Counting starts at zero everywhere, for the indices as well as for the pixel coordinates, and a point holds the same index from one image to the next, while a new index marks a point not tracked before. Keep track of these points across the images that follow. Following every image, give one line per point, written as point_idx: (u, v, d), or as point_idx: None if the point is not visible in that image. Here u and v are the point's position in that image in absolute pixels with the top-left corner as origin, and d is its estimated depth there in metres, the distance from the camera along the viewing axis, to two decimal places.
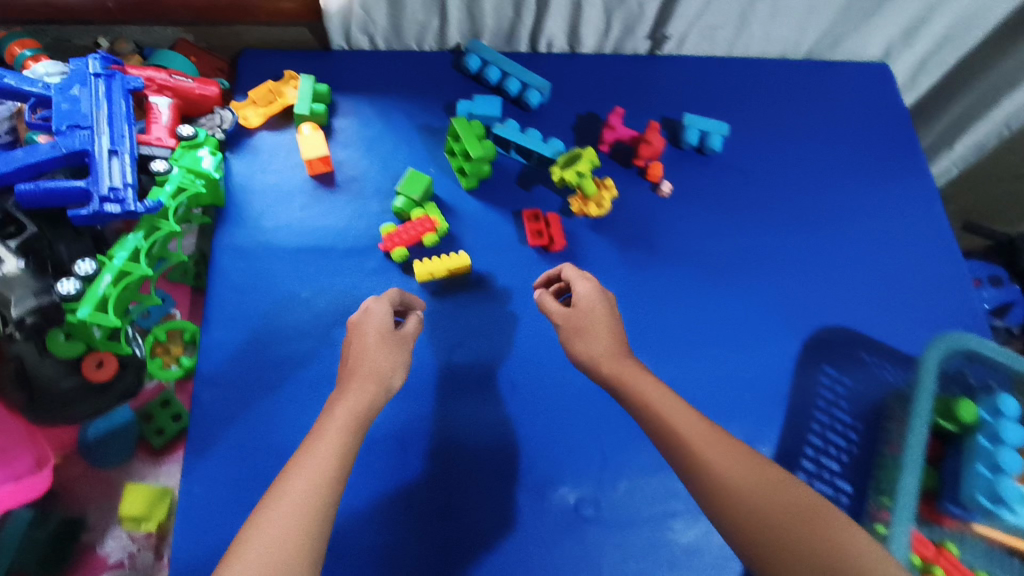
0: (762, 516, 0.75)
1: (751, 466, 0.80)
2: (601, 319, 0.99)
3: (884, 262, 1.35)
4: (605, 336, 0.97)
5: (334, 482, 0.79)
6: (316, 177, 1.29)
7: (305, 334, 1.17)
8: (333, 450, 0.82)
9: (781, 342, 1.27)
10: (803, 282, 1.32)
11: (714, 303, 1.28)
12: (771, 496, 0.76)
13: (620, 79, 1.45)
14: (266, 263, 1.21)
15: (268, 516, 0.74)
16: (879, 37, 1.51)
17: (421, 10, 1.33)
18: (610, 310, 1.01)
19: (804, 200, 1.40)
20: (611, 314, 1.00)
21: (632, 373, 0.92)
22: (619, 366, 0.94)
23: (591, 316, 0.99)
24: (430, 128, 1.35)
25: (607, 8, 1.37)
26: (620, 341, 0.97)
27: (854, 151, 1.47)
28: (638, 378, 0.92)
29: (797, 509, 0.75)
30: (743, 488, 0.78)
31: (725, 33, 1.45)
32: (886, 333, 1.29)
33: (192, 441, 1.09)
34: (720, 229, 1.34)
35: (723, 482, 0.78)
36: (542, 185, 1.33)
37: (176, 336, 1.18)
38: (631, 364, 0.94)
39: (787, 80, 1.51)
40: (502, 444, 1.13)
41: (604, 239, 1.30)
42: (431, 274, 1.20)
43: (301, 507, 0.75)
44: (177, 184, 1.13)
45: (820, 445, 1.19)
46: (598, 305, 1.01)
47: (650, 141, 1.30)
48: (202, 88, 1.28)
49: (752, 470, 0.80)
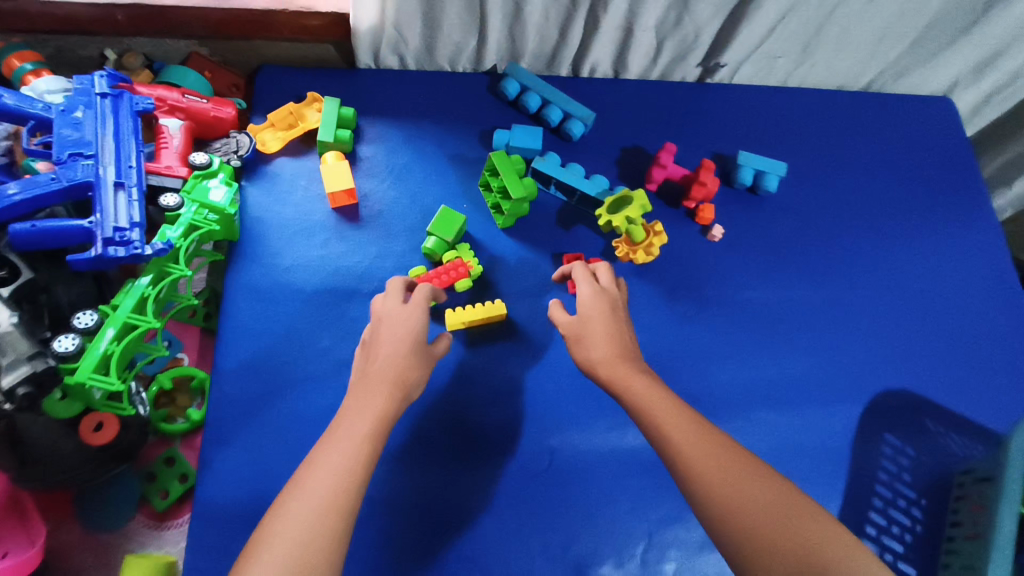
0: (737, 517, 0.74)
1: (733, 463, 0.79)
2: (599, 321, 0.97)
3: (949, 317, 1.25)
4: (605, 342, 0.95)
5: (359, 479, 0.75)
6: (340, 211, 1.18)
7: (325, 388, 1.05)
8: (355, 446, 0.77)
9: (841, 405, 1.17)
10: (863, 338, 1.22)
11: (767, 360, 1.18)
12: (752, 495, 0.76)
13: (667, 110, 1.36)
14: (284, 306, 1.10)
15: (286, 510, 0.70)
16: (945, 72, 1.43)
17: (459, 30, 1.23)
18: (610, 312, 0.99)
19: (864, 246, 1.30)
20: (613, 316, 0.98)
21: (625, 376, 0.90)
22: (616, 370, 0.91)
23: (591, 318, 0.97)
24: (463, 158, 1.25)
25: (660, 34, 1.29)
26: (622, 342, 0.95)
27: (916, 193, 1.37)
28: (629, 381, 0.90)
29: (776, 510, 0.75)
30: (724, 485, 0.77)
31: (785, 63, 1.38)
32: (951, 396, 1.19)
33: (198, 507, 0.97)
34: (774, 277, 1.25)
35: (701, 483, 0.77)
36: (584, 225, 1.23)
37: (182, 384, 1.08)
38: (628, 367, 0.91)
39: (841, 115, 1.42)
40: (539, 517, 1.02)
41: (651, 287, 1.20)
42: (463, 323, 1.10)
43: (326, 507, 0.71)
44: (189, 221, 1.02)
45: (883, 524, 1.10)
46: (596, 308, 0.98)
47: (704, 182, 1.21)
48: (218, 110, 1.18)
49: (728, 467, 0.78)
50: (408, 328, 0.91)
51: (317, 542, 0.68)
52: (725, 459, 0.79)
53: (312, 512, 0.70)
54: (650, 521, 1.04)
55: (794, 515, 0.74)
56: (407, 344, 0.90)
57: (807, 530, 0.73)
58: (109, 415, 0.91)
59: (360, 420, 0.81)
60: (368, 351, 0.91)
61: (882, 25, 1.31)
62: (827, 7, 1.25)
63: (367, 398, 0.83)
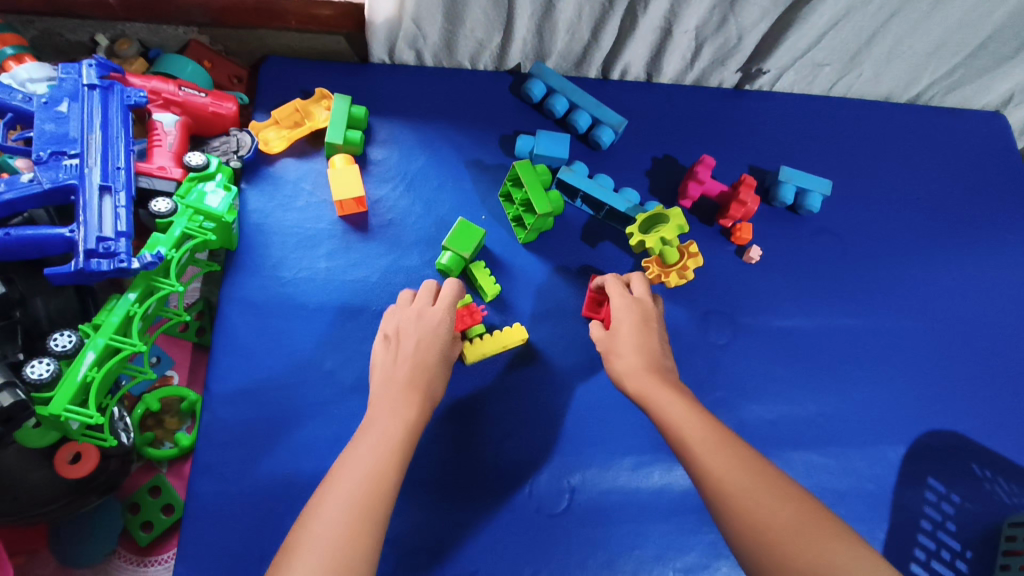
0: (762, 536, 0.64)
1: (759, 481, 0.68)
2: (627, 331, 0.87)
3: (1002, 352, 1.16)
4: (634, 352, 0.85)
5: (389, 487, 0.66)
6: (347, 219, 1.08)
7: (325, 415, 0.96)
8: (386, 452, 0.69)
9: (884, 445, 1.07)
10: (912, 373, 1.12)
11: (807, 395, 1.09)
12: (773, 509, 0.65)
13: (702, 118, 1.26)
14: (284, 322, 1.00)
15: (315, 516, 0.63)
16: (1002, 85, 1.33)
17: (482, 26, 1.14)
18: (643, 322, 0.89)
19: (912, 272, 1.20)
20: (645, 327, 0.88)
21: (649, 389, 0.80)
22: (644, 382, 0.81)
23: (621, 329, 0.88)
24: (482, 164, 1.15)
25: (699, 36, 1.19)
26: (654, 354, 0.85)
27: (967, 215, 1.27)
28: (656, 392, 0.79)
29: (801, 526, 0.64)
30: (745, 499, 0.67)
31: (831, 71, 1.28)
32: (1007, 441, 1.09)
33: (183, 544, 0.87)
34: (815, 303, 1.15)
35: (724, 498, 0.67)
36: (610, 242, 1.13)
37: (171, 405, 0.98)
38: (658, 377, 0.81)
39: (887, 128, 1.33)
40: (557, 564, 0.92)
41: (681, 311, 1.11)
42: (484, 355, 1.01)
43: (356, 512, 0.63)
44: (183, 230, 0.92)
45: None
46: (627, 318, 0.88)
47: (743, 200, 1.11)
48: (217, 105, 1.08)
49: (754, 479, 0.68)
50: (434, 332, 0.84)
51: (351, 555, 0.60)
52: (749, 476, 0.68)
53: (342, 519, 0.62)
54: (677, 571, 0.94)
55: (822, 539, 0.62)
56: (431, 350, 0.83)
57: (835, 554, 0.61)
58: (87, 446, 0.82)
59: (391, 425, 0.73)
60: (392, 348, 0.83)
61: (940, 35, 1.21)
62: (883, 14, 1.15)
63: (395, 405, 0.75)
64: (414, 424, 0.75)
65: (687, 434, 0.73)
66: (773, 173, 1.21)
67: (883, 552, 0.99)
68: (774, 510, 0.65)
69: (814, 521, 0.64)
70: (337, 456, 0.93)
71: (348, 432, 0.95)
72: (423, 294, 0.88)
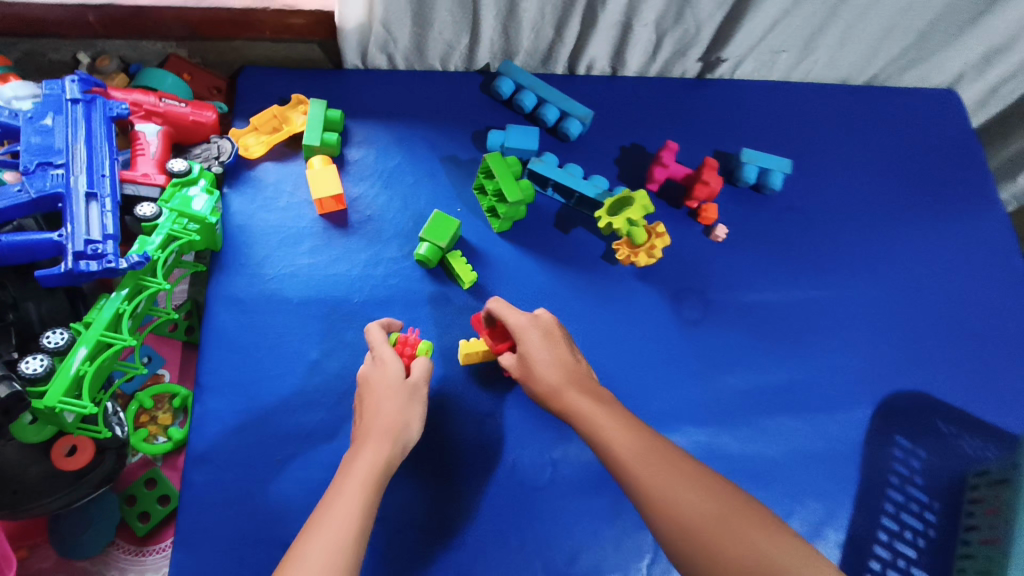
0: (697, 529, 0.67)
1: (682, 471, 0.73)
2: (533, 349, 0.89)
3: (963, 314, 1.21)
4: (548, 367, 0.87)
5: (357, 542, 0.69)
6: (327, 217, 1.13)
7: (313, 403, 0.99)
8: (352, 509, 0.72)
9: (851, 407, 1.11)
10: (877, 339, 1.17)
11: (777, 363, 1.13)
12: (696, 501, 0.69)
13: (667, 107, 1.31)
14: (268, 317, 1.04)
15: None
16: (952, 63, 1.39)
17: (450, 28, 1.19)
18: (546, 334, 0.91)
19: (873, 242, 1.25)
20: (549, 339, 0.90)
21: (569, 397, 0.84)
22: (562, 397, 0.85)
23: (527, 349, 0.89)
24: (456, 160, 1.20)
25: (659, 28, 1.25)
26: (563, 369, 0.87)
27: (924, 187, 1.33)
28: (574, 403, 0.83)
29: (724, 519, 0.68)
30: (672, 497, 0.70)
31: (788, 57, 1.34)
32: (972, 399, 1.13)
33: (180, 530, 0.91)
34: (782, 278, 1.20)
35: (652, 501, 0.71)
36: (582, 229, 1.18)
37: (164, 402, 1.02)
38: (572, 391, 0.85)
39: (845, 109, 1.39)
40: (541, 532, 0.96)
41: (652, 290, 1.15)
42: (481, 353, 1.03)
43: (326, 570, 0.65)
44: (168, 232, 0.96)
45: (895, 529, 1.03)
46: (529, 336, 0.90)
47: (707, 181, 1.16)
48: (197, 114, 1.12)
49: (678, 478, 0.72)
50: (391, 380, 0.88)
51: None
52: (670, 470, 0.73)
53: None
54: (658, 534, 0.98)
55: (746, 528, 0.67)
56: (395, 392, 0.87)
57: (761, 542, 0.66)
58: (82, 437, 0.85)
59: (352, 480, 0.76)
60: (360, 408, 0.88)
61: (889, 18, 1.27)
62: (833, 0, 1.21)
63: (356, 458, 0.79)
64: (377, 470, 0.78)
65: (619, 447, 0.77)
66: (736, 156, 1.27)
67: (852, 507, 1.04)
68: (705, 503, 0.69)
69: (734, 509, 0.69)
70: (324, 441, 0.97)
71: (335, 418, 0.99)
72: (378, 343, 0.92)
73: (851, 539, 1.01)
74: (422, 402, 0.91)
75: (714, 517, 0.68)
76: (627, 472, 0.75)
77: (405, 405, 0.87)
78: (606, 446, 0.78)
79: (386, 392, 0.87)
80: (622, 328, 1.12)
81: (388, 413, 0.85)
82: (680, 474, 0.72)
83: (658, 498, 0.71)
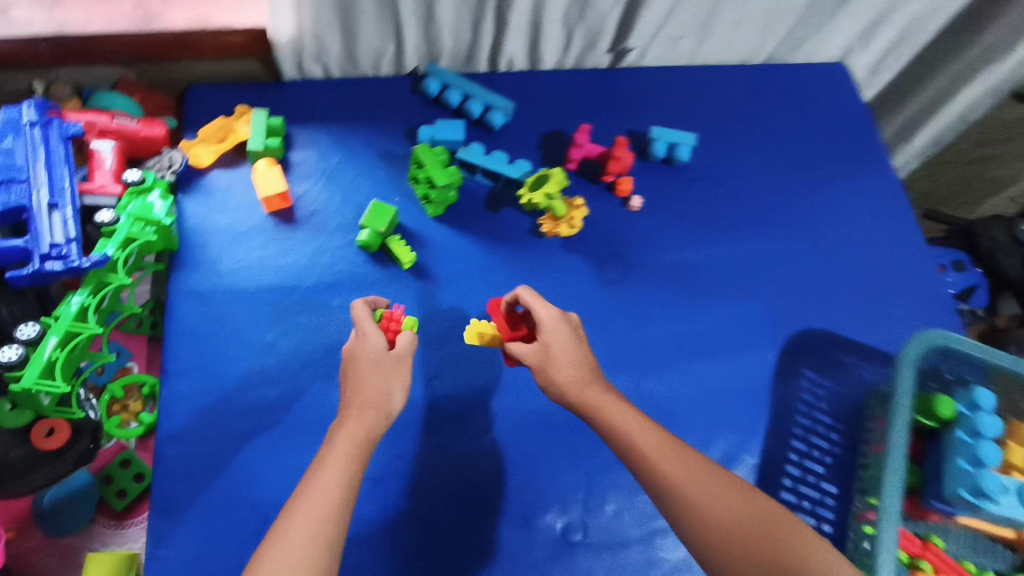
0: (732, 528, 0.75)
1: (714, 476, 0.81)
2: (560, 345, 0.95)
3: (857, 259, 1.35)
4: (572, 365, 0.93)
5: (337, 517, 0.75)
6: (275, 214, 1.23)
7: (271, 379, 1.09)
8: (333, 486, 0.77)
9: (760, 346, 1.24)
10: (782, 286, 1.30)
11: (693, 314, 1.26)
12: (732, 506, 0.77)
13: (583, 94, 1.44)
14: (226, 306, 1.14)
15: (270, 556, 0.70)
16: (837, 38, 1.55)
17: (376, 36, 1.31)
18: (574, 333, 0.98)
19: (774, 202, 1.39)
20: (576, 339, 0.97)
21: (595, 395, 0.90)
22: (587, 394, 0.90)
23: (555, 342, 0.95)
24: (391, 155, 1.31)
25: (567, 25, 1.38)
26: (586, 365, 0.94)
27: (819, 150, 1.47)
28: (600, 401, 0.89)
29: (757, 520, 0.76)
30: (707, 500, 0.78)
31: (688, 43, 1.48)
32: (868, 332, 1.27)
33: (156, 500, 1.01)
34: (694, 238, 1.33)
35: (687, 499, 0.78)
36: (510, 208, 1.30)
37: (133, 391, 1.11)
38: (596, 389, 0.91)
39: (745, 85, 1.53)
40: (485, 475, 1.08)
41: (577, 257, 1.27)
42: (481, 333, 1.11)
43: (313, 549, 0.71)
44: (126, 234, 1.06)
45: (804, 450, 1.16)
46: (559, 334, 0.96)
47: (618, 156, 1.31)
48: (148, 129, 1.22)
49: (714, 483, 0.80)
50: (375, 352, 0.93)
51: None
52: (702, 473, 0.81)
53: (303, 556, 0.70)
54: (588, 467, 1.10)
55: (781, 531, 0.75)
56: (379, 364, 0.92)
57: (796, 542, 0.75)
58: (59, 421, 0.94)
59: (336, 459, 0.80)
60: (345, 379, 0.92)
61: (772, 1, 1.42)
62: None
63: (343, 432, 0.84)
64: (362, 445, 0.83)
65: (649, 446, 0.83)
66: (646, 134, 1.40)
67: (764, 433, 1.17)
68: (739, 505, 0.78)
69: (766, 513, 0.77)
70: (284, 412, 1.07)
71: (293, 391, 1.09)
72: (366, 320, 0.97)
73: (764, 461, 1.15)
74: (408, 372, 0.95)
75: (749, 520, 0.76)
76: (658, 472, 0.81)
77: (389, 375, 0.92)
78: (633, 445, 0.84)
79: (371, 363, 0.92)
80: (551, 293, 1.24)
81: (374, 383, 0.90)
82: (713, 478, 0.80)
83: (696, 500, 0.78)
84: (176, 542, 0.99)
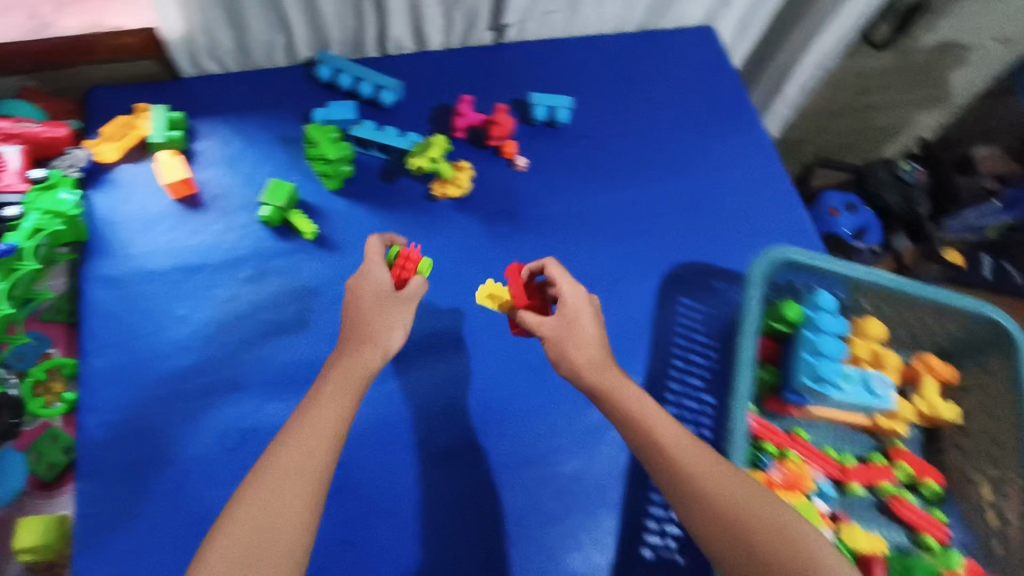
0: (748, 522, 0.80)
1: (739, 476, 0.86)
2: (585, 322, 0.99)
3: (728, 197, 1.49)
4: (594, 343, 0.98)
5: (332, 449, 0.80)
6: (182, 200, 1.32)
7: (185, 348, 1.18)
8: (335, 420, 0.82)
9: (642, 281, 1.37)
10: (659, 228, 1.44)
11: (580, 258, 1.38)
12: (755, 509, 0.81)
13: (468, 69, 1.56)
14: (138, 287, 1.22)
15: (266, 481, 0.75)
16: (700, 2, 1.69)
17: (265, 29, 1.41)
18: (596, 311, 1.03)
19: (650, 153, 1.53)
20: (597, 314, 1.02)
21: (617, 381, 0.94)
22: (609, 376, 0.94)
23: (579, 320, 1.00)
24: (289, 138, 1.41)
25: (445, 7, 1.49)
26: (606, 347, 0.98)
27: (691, 104, 1.61)
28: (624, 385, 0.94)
29: (780, 525, 0.80)
30: (726, 497, 0.82)
31: (561, 16, 1.61)
32: (737, 261, 1.42)
33: (82, 467, 1.08)
34: (576, 190, 1.45)
35: (706, 492, 0.82)
36: (404, 177, 1.41)
37: (56, 373, 1.19)
38: (616, 370, 0.95)
39: (621, 50, 1.66)
40: (393, 416, 1.19)
41: (469, 216, 1.39)
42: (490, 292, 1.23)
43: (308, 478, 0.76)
44: (34, 226, 1.15)
45: (683, 367, 1.30)
46: (586, 312, 1.01)
47: (499, 121, 1.42)
48: (50, 131, 1.29)
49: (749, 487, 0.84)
50: (374, 288, 0.99)
51: (296, 505, 0.74)
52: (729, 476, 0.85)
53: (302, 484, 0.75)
54: (487, 401, 1.22)
55: (799, 534, 0.80)
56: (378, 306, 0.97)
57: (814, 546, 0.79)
58: None
59: (339, 395, 0.85)
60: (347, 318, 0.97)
61: None
62: None
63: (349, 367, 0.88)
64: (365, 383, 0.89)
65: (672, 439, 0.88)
66: (528, 100, 1.52)
67: (649, 358, 1.29)
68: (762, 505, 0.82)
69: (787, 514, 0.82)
70: (200, 376, 1.16)
71: (206, 357, 1.18)
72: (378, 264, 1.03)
73: (648, 381, 1.27)
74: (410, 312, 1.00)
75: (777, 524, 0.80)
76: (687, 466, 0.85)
77: (388, 313, 0.97)
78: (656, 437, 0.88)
79: (374, 303, 0.97)
80: (447, 250, 1.35)
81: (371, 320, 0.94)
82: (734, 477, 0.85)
83: (719, 496, 0.82)
84: (105, 504, 1.06)
